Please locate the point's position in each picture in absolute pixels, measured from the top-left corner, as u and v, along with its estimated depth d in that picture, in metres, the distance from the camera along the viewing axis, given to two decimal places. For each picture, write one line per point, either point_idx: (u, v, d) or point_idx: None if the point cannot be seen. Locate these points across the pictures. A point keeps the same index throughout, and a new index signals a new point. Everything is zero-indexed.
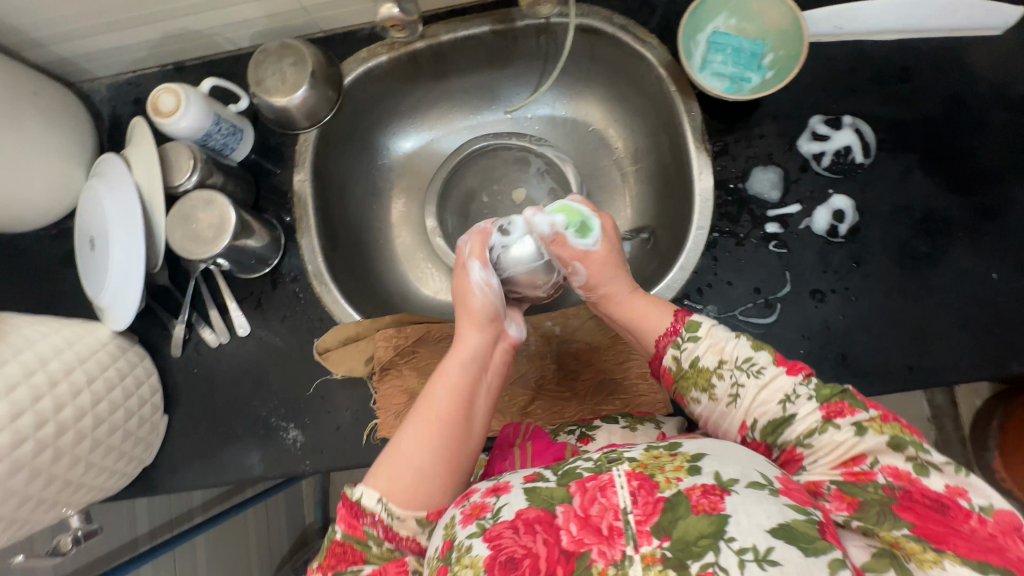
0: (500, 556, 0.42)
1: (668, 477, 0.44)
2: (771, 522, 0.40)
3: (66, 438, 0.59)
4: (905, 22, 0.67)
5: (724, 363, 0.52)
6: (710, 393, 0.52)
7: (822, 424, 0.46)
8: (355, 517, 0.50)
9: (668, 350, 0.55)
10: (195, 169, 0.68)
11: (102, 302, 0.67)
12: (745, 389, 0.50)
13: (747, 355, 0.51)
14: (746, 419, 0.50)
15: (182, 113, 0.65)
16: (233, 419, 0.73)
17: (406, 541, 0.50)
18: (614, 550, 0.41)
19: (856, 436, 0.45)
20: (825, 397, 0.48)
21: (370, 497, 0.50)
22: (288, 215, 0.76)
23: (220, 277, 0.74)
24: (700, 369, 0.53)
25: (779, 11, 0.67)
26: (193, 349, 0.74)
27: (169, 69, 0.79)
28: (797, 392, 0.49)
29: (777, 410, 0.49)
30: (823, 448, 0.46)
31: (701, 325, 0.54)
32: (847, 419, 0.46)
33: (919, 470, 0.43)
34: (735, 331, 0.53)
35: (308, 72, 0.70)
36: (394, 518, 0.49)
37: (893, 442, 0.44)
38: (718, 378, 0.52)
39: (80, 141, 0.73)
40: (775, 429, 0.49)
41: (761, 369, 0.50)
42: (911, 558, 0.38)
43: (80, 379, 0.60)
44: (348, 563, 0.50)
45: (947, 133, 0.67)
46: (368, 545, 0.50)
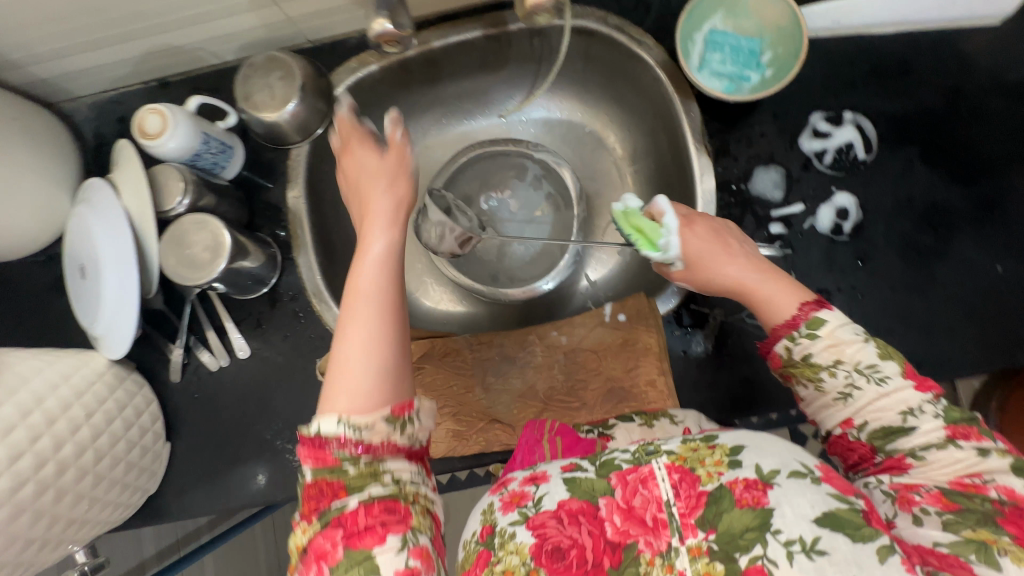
0: (546, 544, 0.43)
1: (708, 471, 0.43)
2: (816, 513, 0.39)
3: (67, 476, 0.57)
4: (906, 14, 0.65)
5: (843, 363, 0.46)
6: (817, 385, 0.48)
7: (944, 441, 0.43)
8: (318, 449, 0.43)
9: (782, 340, 0.50)
10: (186, 193, 0.65)
11: (97, 330, 0.65)
12: (860, 392, 0.46)
13: (873, 360, 0.46)
14: (853, 418, 0.46)
15: (170, 134, 0.63)
16: (238, 443, 0.72)
17: (382, 446, 0.43)
18: (660, 540, 0.42)
19: (977, 457, 0.42)
20: (954, 418, 0.44)
21: (328, 422, 0.42)
22: (284, 230, 0.75)
23: (217, 299, 0.73)
24: (810, 364, 0.48)
25: (777, 8, 0.65)
26: (193, 374, 0.73)
27: (153, 86, 0.77)
28: (921, 408, 0.44)
29: (896, 419, 0.45)
30: (938, 462, 0.43)
31: (825, 324, 0.48)
32: (971, 442, 0.43)
33: None
34: (862, 335, 0.47)
35: (297, 85, 0.68)
36: (363, 428, 0.43)
37: (1015, 466, 0.41)
38: (831, 375, 0.47)
39: (64, 165, 0.70)
40: (886, 436, 0.45)
41: (885, 377, 0.45)
42: (1005, 554, 0.37)
43: (79, 414, 0.59)
44: (333, 497, 0.42)
45: (948, 125, 0.66)
46: (345, 470, 0.43)
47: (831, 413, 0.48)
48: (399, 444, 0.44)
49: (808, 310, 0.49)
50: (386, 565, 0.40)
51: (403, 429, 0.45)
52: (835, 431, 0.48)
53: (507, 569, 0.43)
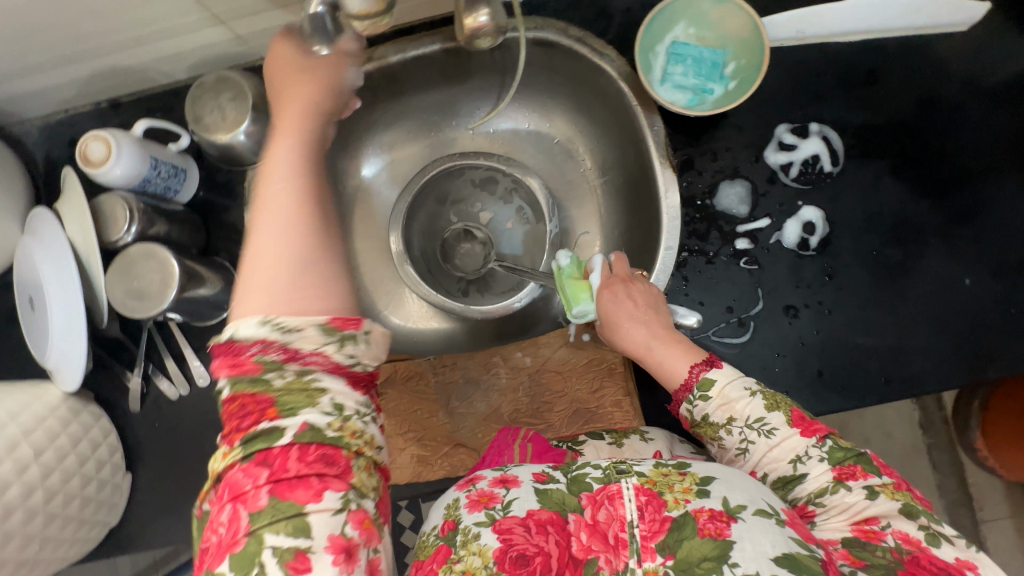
0: (511, 552, 0.40)
1: (676, 497, 0.42)
2: (776, 552, 0.39)
3: (15, 518, 0.56)
4: (869, 22, 0.64)
5: (734, 420, 0.50)
6: (719, 442, 0.51)
7: (834, 485, 0.44)
8: (237, 355, 0.38)
9: (683, 402, 0.54)
10: (132, 221, 0.63)
11: (48, 364, 0.63)
12: (755, 445, 0.49)
13: (760, 414, 0.49)
14: (755, 472, 0.49)
15: (114, 160, 0.61)
16: (201, 471, 0.70)
17: (312, 357, 0.39)
18: (618, 560, 0.40)
19: (867, 499, 0.43)
20: (839, 460, 0.45)
21: (248, 325, 0.39)
22: (243, 250, 0.73)
23: (176, 327, 0.71)
24: (710, 423, 0.51)
25: (740, 18, 0.64)
26: (153, 402, 0.71)
27: (104, 107, 0.74)
28: (809, 452, 0.46)
29: (788, 468, 0.47)
30: (836, 508, 0.44)
31: (714, 383, 0.52)
32: (858, 482, 0.44)
33: (931, 539, 0.41)
34: (749, 390, 0.51)
35: (248, 104, 0.66)
36: (290, 332, 0.39)
37: (905, 508, 0.43)
38: (727, 432, 0.50)
39: (12, 192, 0.68)
40: (784, 486, 0.47)
41: (772, 429, 0.48)
42: None
43: (27, 453, 0.57)
44: (261, 417, 0.37)
45: (915, 135, 0.65)
46: (269, 381, 0.38)
47: (739, 468, 0.50)
48: (337, 359, 0.40)
49: (700, 370, 0.53)
50: (319, 526, 0.35)
51: (342, 346, 0.40)
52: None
53: (467, 569, 0.41)
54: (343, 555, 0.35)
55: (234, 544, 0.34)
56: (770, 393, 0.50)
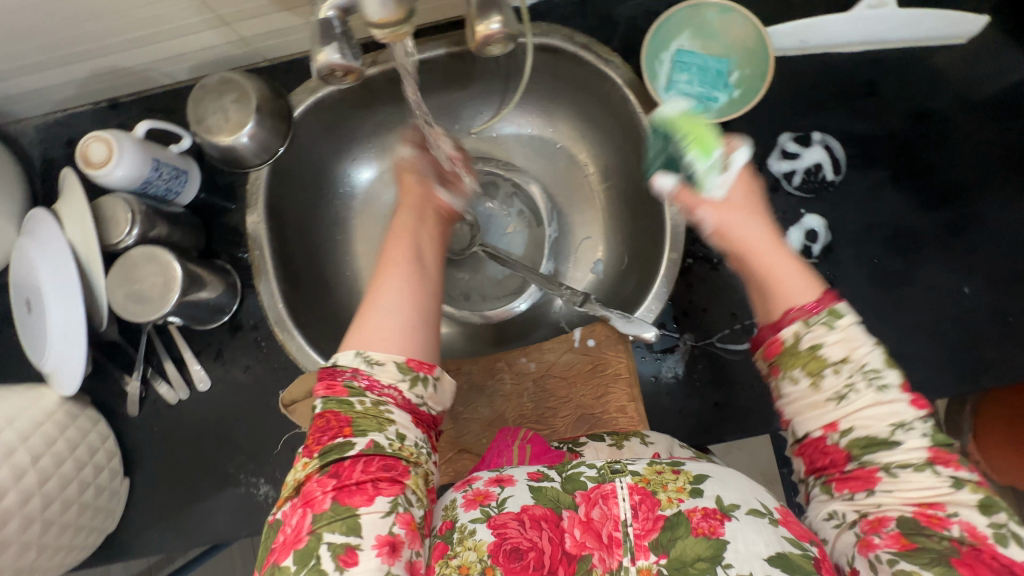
0: (505, 544, 0.42)
1: (669, 496, 0.43)
2: (769, 552, 0.40)
3: (12, 526, 0.55)
4: (872, 33, 0.65)
5: (849, 361, 0.42)
6: (813, 380, 0.42)
7: (921, 463, 0.39)
8: (332, 378, 0.46)
9: (793, 322, 0.43)
10: (133, 223, 0.62)
11: (45, 368, 0.62)
12: (857, 394, 0.41)
13: (877, 364, 0.41)
14: (839, 422, 0.41)
15: (115, 161, 0.60)
16: (200, 477, 0.69)
17: (388, 390, 0.45)
18: (612, 559, 0.41)
19: (951, 487, 0.39)
20: (939, 440, 0.40)
21: (346, 355, 0.46)
22: (244, 253, 0.72)
23: (176, 330, 0.70)
24: (816, 355, 0.42)
25: (743, 28, 0.64)
26: (152, 407, 0.70)
27: (102, 106, 0.73)
28: (913, 422, 0.40)
29: (884, 430, 0.40)
30: (907, 483, 0.39)
31: (842, 315, 0.43)
32: (949, 470, 0.39)
33: (1002, 540, 0.37)
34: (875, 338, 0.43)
35: (251, 107, 0.66)
36: (375, 365, 0.46)
37: (983, 502, 0.38)
38: (832, 372, 0.42)
39: (9, 192, 0.67)
40: (867, 446, 0.40)
41: (885, 383, 0.41)
42: None
43: (23, 459, 0.56)
44: (337, 434, 0.44)
45: (915, 146, 0.65)
46: (352, 404, 0.45)
47: (817, 413, 0.42)
48: (407, 397, 0.46)
49: (827, 299, 0.43)
50: (369, 526, 0.40)
51: (413, 385, 0.46)
52: (812, 434, 0.43)
53: (462, 565, 0.42)
54: (387, 548, 0.40)
55: (298, 541, 0.40)
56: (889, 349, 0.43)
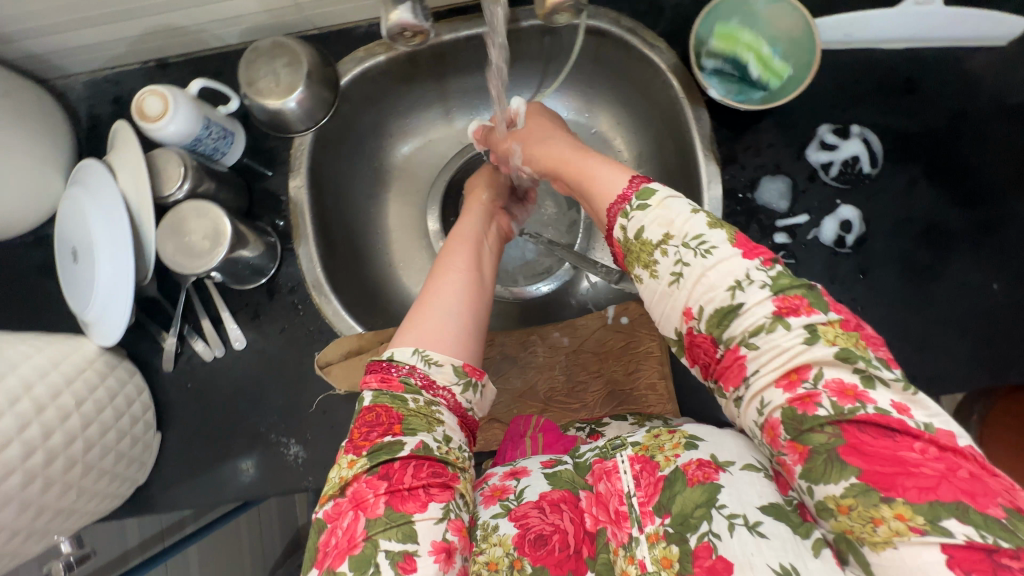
0: (529, 534, 0.43)
1: (667, 455, 0.43)
2: (762, 502, 0.37)
3: (56, 466, 0.56)
4: (916, 30, 0.66)
5: (671, 238, 0.44)
6: (653, 271, 0.45)
7: (772, 322, 0.40)
8: (387, 372, 0.48)
9: (618, 220, 0.48)
10: (185, 178, 0.64)
11: (87, 317, 0.63)
12: (690, 267, 0.43)
13: (699, 232, 0.44)
14: (690, 307, 0.44)
15: (170, 117, 0.61)
16: (230, 435, 0.70)
17: (442, 391, 0.48)
18: (622, 532, 0.42)
19: (805, 344, 0.39)
20: (783, 290, 0.41)
21: (403, 351, 0.48)
22: (283, 220, 0.73)
23: (214, 289, 0.71)
24: (643, 243, 0.46)
25: (791, 19, 0.65)
26: (186, 363, 0.71)
27: (151, 66, 0.74)
28: (753, 275, 0.41)
29: (725, 297, 0.42)
30: (768, 352, 0.39)
31: (655, 193, 0.47)
32: (800, 318, 0.39)
33: (866, 383, 0.37)
34: (693, 209, 0.45)
35: (302, 73, 0.67)
36: (433, 365, 0.48)
37: (842, 353, 0.38)
38: (661, 254, 0.45)
39: (57, 144, 0.68)
40: (721, 322, 0.42)
41: (710, 249, 0.43)
42: (864, 542, 0.34)
43: (68, 402, 0.57)
44: (387, 431, 0.44)
45: (951, 143, 0.67)
46: (406, 402, 0.46)
47: (671, 303, 0.45)
48: (458, 400, 0.48)
49: (640, 185, 0.48)
50: (424, 533, 0.40)
51: (465, 390, 0.49)
52: (682, 330, 0.45)
53: (490, 561, 0.42)
54: (443, 553, 0.40)
55: (353, 547, 0.40)
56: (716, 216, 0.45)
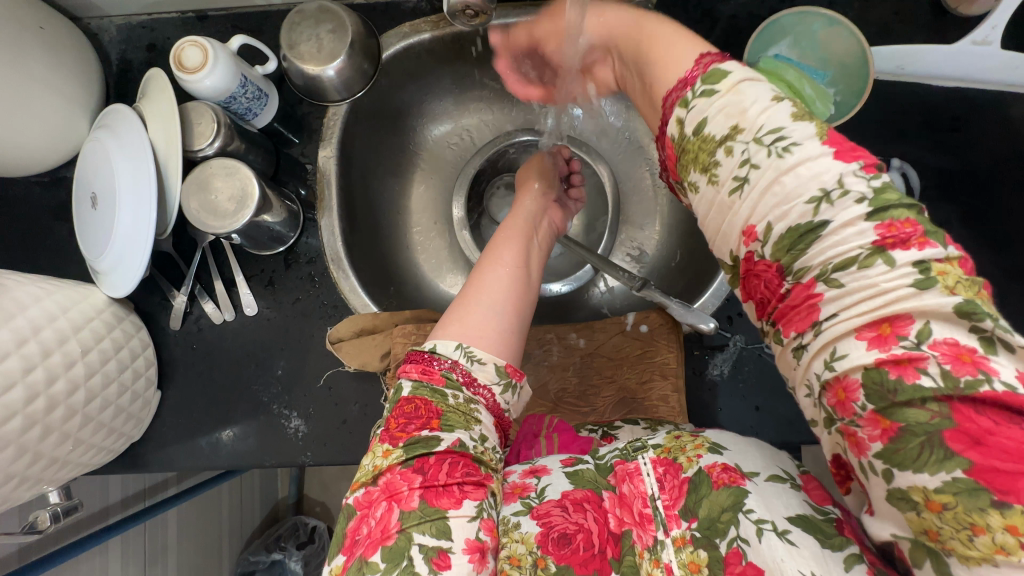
0: (552, 533, 0.42)
1: (689, 456, 0.43)
2: (789, 512, 0.37)
3: (57, 413, 0.54)
4: (967, 70, 0.66)
5: (740, 130, 0.38)
6: (711, 176, 0.39)
7: (869, 255, 0.33)
8: (429, 365, 0.47)
9: (675, 111, 0.42)
10: (217, 135, 0.63)
11: (100, 266, 0.62)
12: (760, 171, 0.37)
13: (779, 125, 0.37)
14: (754, 226, 0.37)
15: (208, 72, 0.59)
16: (231, 401, 0.69)
17: (481, 390, 0.47)
18: (647, 535, 0.42)
19: (912, 290, 0.32)
20: (887, 213, 0.33)
21: (446, 345, 0.47)
22: (306, 190, 0.71)
23: (231, 251, 0.70)
24: (703, 139, 0.40)
25: (847, 43, 0.64)
26: (194, 324, 0.70)
27: (189, 17, 0.72)
28: (849, 184, 0.34)
29: (805, 211, 0.35)
30: (857, 289, 0.33)
31: (727, 75, 0.39)
32: (907, 253, 0.32)
33: (987, 347, 0.30)
34: (776, 95, 0.38)
35: (346, 41, 0.66)
36: (475, 362, 0.47)
37: (963, 307, 0.31)
38: (724, 154, 0.38)
39: (86, 85, 0.66)
40: (793, 246, 0.35)
41: (789, 146, 0.36)
42: (951, 552, 0.30)
43: (74, 350, 0.56)
44: (425, 425, 0.44)
45: (989, 188, 0.66)
46: (445, 396, 0.45)
47: (728, 217, 0.39)
48: (497, 401, 0.48)
49: (710, 64, 0.41)
50: (458, 529, 0.40)
51: (505, 390, 0.48)
52: (740, 255, 0.39)
53: (512, 557, 0.42)
54: (476, 552, 0.40)
55: (386, 538, 0.40)
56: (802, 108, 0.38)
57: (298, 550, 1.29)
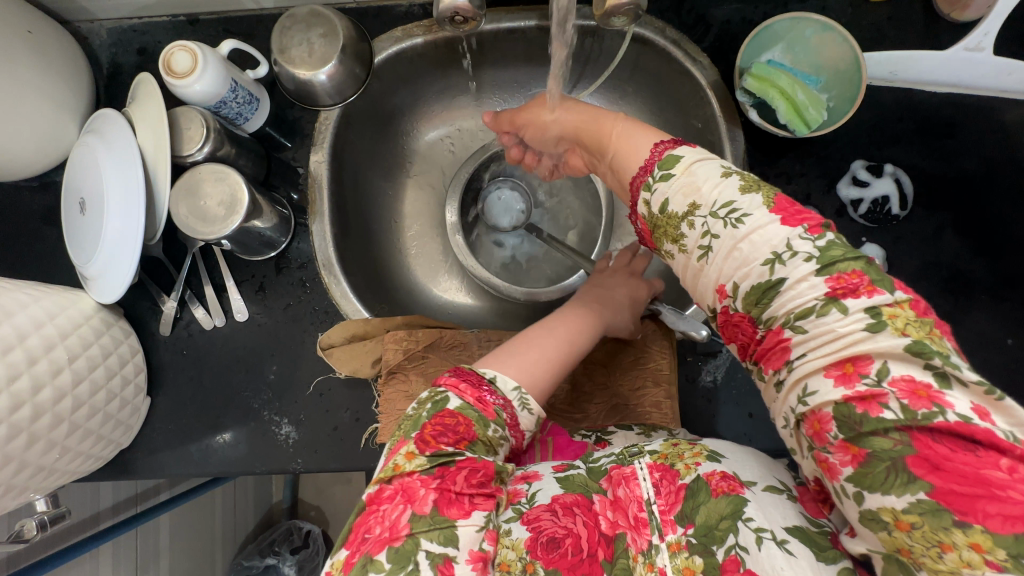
0: (541, 536, 0.42)
1: (687, 464, 0.43)
2: (787, 523, 0.38)
3: (43, 422, 0.54)
4: (960, 76, 0.66)
5: (698, 208, 0.43)
6: (681, 245, 0.45)
7: (823, 304, 0.37)
8: (483, 394, 0.48)
9: (642, 195, 0.48)
10: (206, 140, 0.62)
11: (88, 271, 0.61)
12: (721, 240, 0.42)
13: (729, 199, 0.42)
14: (726, 286, 0.42)
15: (197, 76, 0.59)
16: (221, 408, 0.68)
17: (517, 433, 0.49)
18: (642, 538, 0.41)
19: (866, 332, 0.35)
20: (835, 267, 0.37)
21: (506, 382, 0.50)
22: (298, 194, 0.71)
23: (221, 256, 0.69)
24: (670, 216, 0.45)
25: (841, 48, 0.63)
26: (184, 329, 0.69)
27: (181, 21, 0.72)
28: (796, 246, 0.39)
29: (763, 272, 0.40)
30: (817, 334, 0.37)
31: (679, 160, 0.46)
32: (858, 301, 0.36)
33: (940, 382, 0.33)
34: (724, 171, 0.44)
35: (338, 45, 0.65)
36: (525, 409, 0.50)
37: (914, 346, 0.34)
38: (688, 227, 0.44)
39: (75, 89, 0.66)
40: (761, 301, 0.40)
41: (741, 218, 0.41)
42: (921, 567, 0.31)
43: (61, 357, 0.55)
44: (455, 441, 0.45)
45: (982, 195, 0.66)
46: (485, 425, 0.46)
47: (703, 280, 0.44)
48: (522, 444, 0.50)
49: (665, 151, 0.47)
50: (464, 538, 0.40)
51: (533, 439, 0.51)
52: (717, 308, 0.44)
53: (502, 563, 0.41)
54: (479, 562, 0.40)
55: (395, 539, 0.40)
56: (752, 178, 0.43)
57: (292, 555, 1.28)
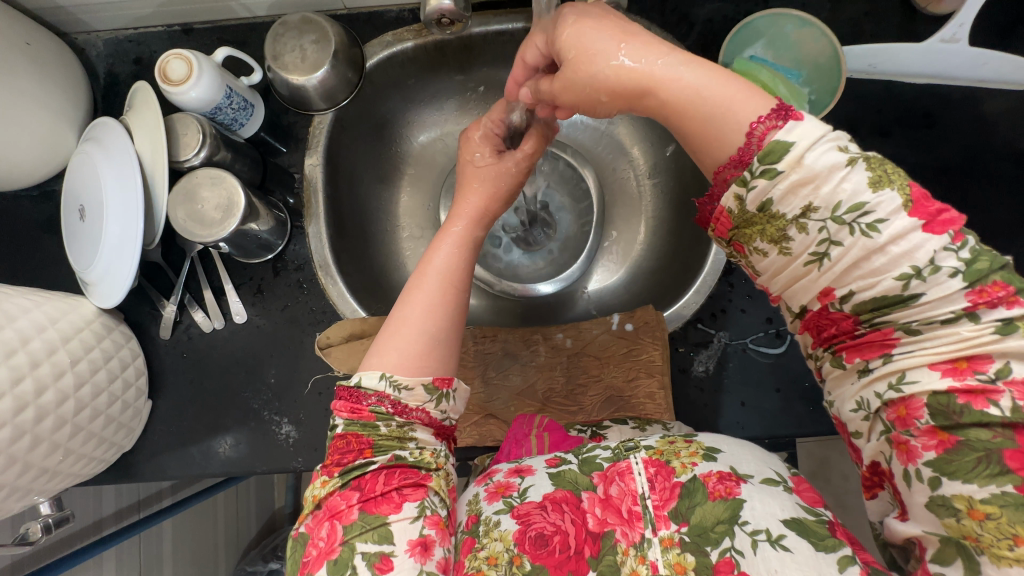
0: (530, 531, 0.43)
1: (683, 462, 0.45)
2: (785, 516, 0.40)
3: (46, 424, 0.54)
4: (938, 67, 0.68)
5: (813, 209, 0.38)
6: (781, 248, 0.40)
7: (956, 316, 0.36)
8: (357, 402, 0.46)
9: (731, 188, 0.40)
10: (203, 145, 0.64)
11: (89, 277, 0.62)
12: (843, 248, 0.38)
13: (859, 198, 0.37)
14: (834, 289, 0.40)
15: (193, 83, 0.60)
16: (222, 409, 0.69)
17: (416, 412, 0.46)
18: (635, 532, 0.43)
19: (996, 336, 0.35)
20: (981, 280, 0.36)
21: (371, 377, 0.46)
22: (294, 198, 0.73)
23: (219, 259, 0.71)
24: (773, 215, 0.39)
25: (819, 43, 0.65)
26: (184, 333, 0.70)
27: (175, 30, 0.74)
28: (940, 261, 0.36)
29: (895, 286, 0.37)
30: (937, 338, 0.37)
31: (790, 149, 0.37)
32: (996, 312, 0.35)
33: None
34: (849, 157, 0.37)
35: (330, 51, 0.66)
36: (403, 389, 0.46)
37: None
38: (799, 229, 0.39)
39: (74, 100, 0.67)
40: (880, 309, 0.38)
41: (877, 223, 0.37)
42: (983, 551, 0.35)
43: (63, 360, 0.56)
44: (358, 455, 0.44)
45: (964, 182, 0.68)
46: (376, 427, 0.45)
47: (803, 283, 0.41)
48: (433, 415, 0.47)
49: (767, 134, 0.38)
50: (400, 533, 0.41)
51: (439, 403, 0.47)
52: (812, 307, 0.42)
53: (490, 556, 0.43)
54: (418, 547, 0.41)
55: (331, 551, 0.41)
56: (877, 161, 0.37)
57: None
